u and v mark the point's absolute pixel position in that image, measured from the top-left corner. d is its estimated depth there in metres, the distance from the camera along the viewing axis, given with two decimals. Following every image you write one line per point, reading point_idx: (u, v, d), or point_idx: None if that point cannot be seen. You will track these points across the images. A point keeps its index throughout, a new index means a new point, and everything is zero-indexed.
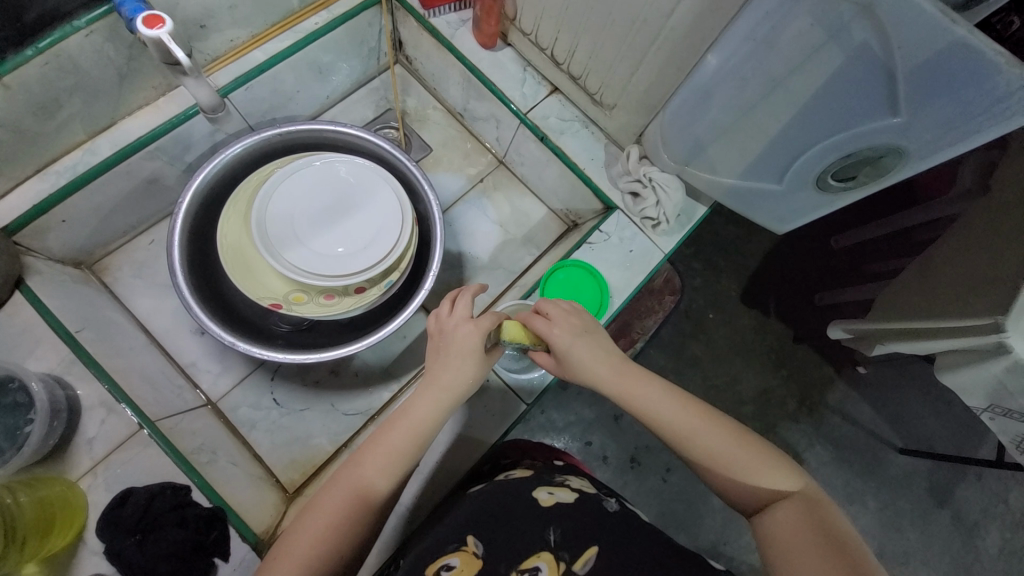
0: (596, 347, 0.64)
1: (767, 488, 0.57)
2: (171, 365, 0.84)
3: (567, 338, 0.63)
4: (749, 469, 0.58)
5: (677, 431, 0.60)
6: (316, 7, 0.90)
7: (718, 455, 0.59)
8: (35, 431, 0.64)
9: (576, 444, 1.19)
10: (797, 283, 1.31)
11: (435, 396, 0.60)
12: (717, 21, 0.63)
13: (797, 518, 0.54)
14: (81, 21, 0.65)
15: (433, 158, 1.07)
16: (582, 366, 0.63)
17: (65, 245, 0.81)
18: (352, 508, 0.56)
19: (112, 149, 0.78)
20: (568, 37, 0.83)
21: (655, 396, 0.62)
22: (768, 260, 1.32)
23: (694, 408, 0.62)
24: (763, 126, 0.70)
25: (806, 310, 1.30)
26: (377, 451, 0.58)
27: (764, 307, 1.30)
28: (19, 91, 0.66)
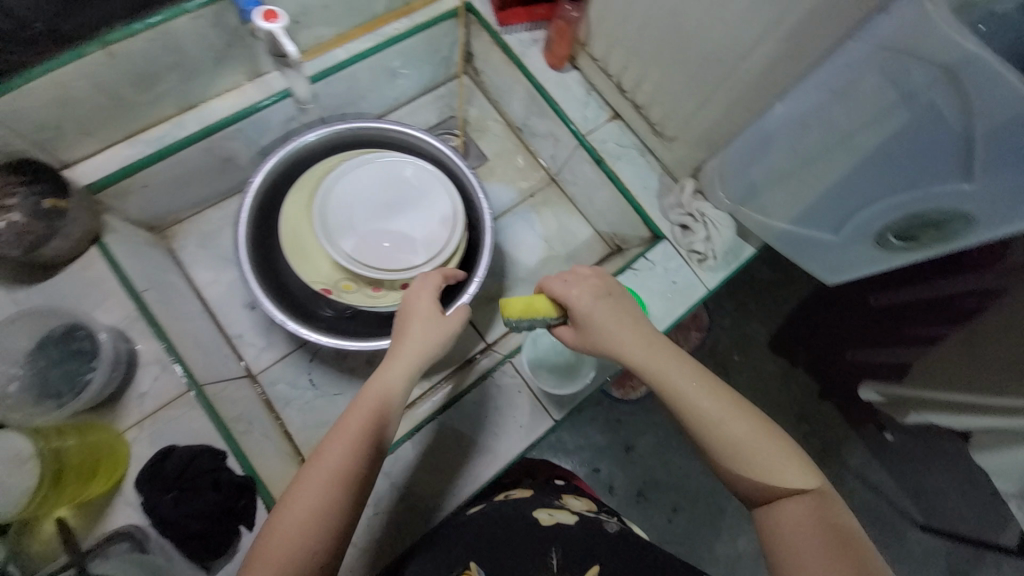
0: (618, 310, 0.64)
1: (785, 484, 0.53)
2: (219, 335, 0.87)
3: (587, 300, 0.64)
4: (763, 457, 0.54)
5: (691, 408, 0.57)
6: (398, 13, 0.93)
7: (730, 439, 0.55)
8: (96, 378, 0.68)
9: (585, 469, 1.18)
10: (828, 337, 1.28)
11: (399, 367, 0.62)
12: (793, 68, 0.64)
13: (813, 519, 0.51)
14: (190, 5, 0.69)
15: (488, 167, 1.09)
16: (599, 326, 0.63)
17: (143, 210, 0.86)
18: (348, 476, 0.53)
19: (198, 127, 0.82)
20: (636, 67, 0.85)
21: (673, 365, 0.60)
22: (803, 308, 1.29)
23: (712, 385, 0.59)
24: (821, 176, 0.70)
25: (834, 365, 1.27)
26: (352, 421, 0.56)
27: (794, 356, 1.28)
28: (123, 61, 0.70)
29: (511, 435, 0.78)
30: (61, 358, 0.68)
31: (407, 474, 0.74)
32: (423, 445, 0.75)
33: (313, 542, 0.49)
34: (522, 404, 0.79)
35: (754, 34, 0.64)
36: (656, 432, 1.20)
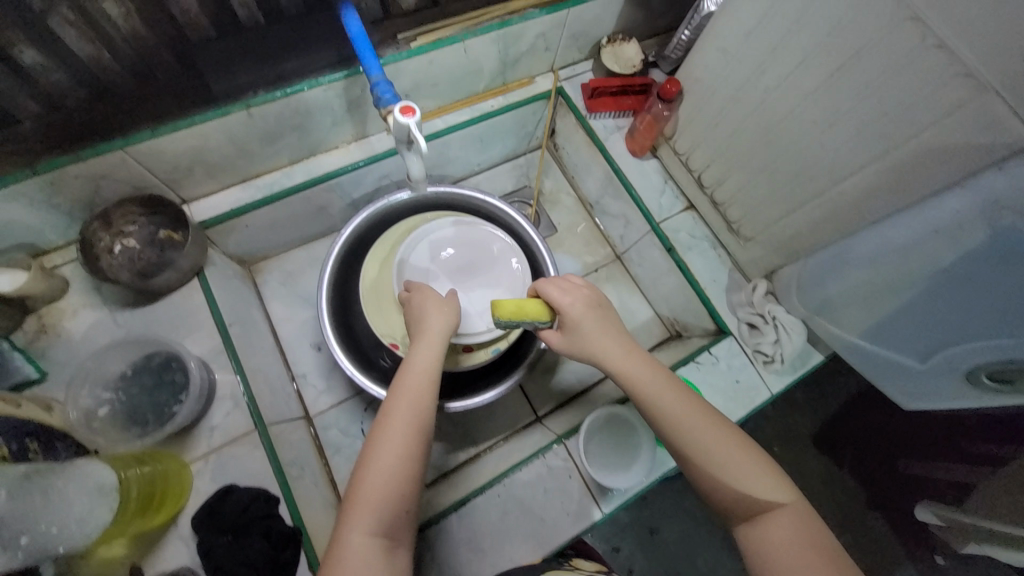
0: (607, 320, 0.67)
1: (762, 497, 0.55)
2: (286, 373, 0.91)
3: (579, 307, 0.67)
4: (742, 472, 0.56)
5: (673, 424, 0.59)
6: (495, 91, 1.00)
7: (711, 455, 0.57)
8: (184, 409, 0.71)
9: (603, 545, 1.12)
10: (879, 442, 1.21)
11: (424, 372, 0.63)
12: (890, 200, 0.64)
13: (792, 531, 0.53)
14: (325, 79, 0.77)
15: (557, 238, 1.14)
16: (588, 334, 0.66)
17: (239, 246, 0.93)
18: (413, 458, 0.57)
19: (304, 177, 0.90)
20: (719, 168, 0.88)
21: (650, 377, 0.62)
22: (850, 408, 1.24)
23: (687, 399, 0.61)
24: (903, 302, 0.70)
25: (886, 476, 1.19)
26: (397, 414, 0.59)
27: (839, 460, 1.21)
28: (258, 120, 0.77)
29: (557, 520, 0.76)
30: (154, 384, 0.74)
31: (448, 546, 0.73)
32: (469, 519, 0.74)
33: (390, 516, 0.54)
34: (571, 490, 0.78)
35: (855, 162, 0.66)
36: (684, 518, 1.15)
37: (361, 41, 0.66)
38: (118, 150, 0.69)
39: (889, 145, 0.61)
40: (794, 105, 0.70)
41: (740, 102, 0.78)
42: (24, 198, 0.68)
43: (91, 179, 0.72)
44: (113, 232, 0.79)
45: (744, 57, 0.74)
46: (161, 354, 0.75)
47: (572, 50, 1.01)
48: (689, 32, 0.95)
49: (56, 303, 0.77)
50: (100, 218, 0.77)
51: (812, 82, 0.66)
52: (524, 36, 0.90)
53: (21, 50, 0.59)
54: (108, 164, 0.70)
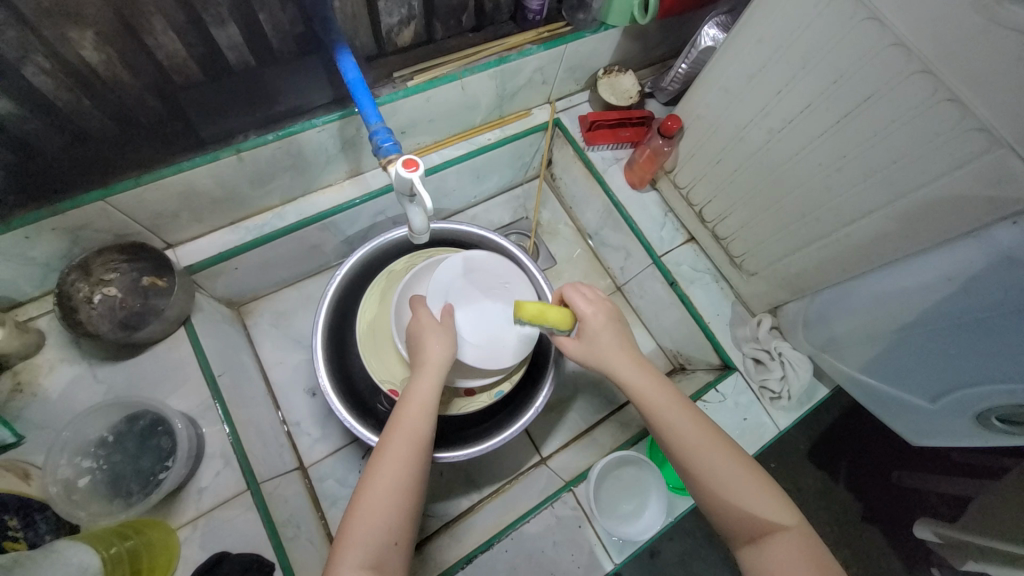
0: (624, 334, 0.65)
1: (763, 518, 0.53)
2: (279, 421, 0.87)
3: (599, 318, 0.65)
4: (747, 494, 0.54)
5: (684, 443, 0.58)
6: (491, 124, 0.99)
7: (716, 476, 0.55)
8: (171, 475, 0.66)
9: None
10: (873, 455, 1.21)
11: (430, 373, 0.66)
12: (903, 245, 0.64)
13: (796, 555, 0.51)
14: (318, 121, 0.74)
15: (556, 270, 1.12)
16: (603, 348, 0.64)
17: (227, 289, 0.89)
18: (421, 449, 0.59)
19: (297, 218, 0.87)
20: (722, 203, 0.87)
21: (659, 395, 0.61)
22: (843, 424, 1.24)
23: (697, 418, 0.60)
24: (914, 342, 0.69)
25: (882, 489, 1.19)
26: (410, 410, 0.62)
27: (835, 474, 1.20)
28: (249, 163, 0.74)
29: (568, 575, 0.72)
30: (139, 446, 0.69)
31: None
32: None
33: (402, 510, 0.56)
34: (582, 541, 0.75)
35: (865, 206, 0.66)
36: (684, 547, 1.12)
37: (359, 87, 0.65)
38: (99, 200, 0.65)
39: (900, 192, 0.61)
40: (801, 148, 0.70)
41: (744, 141, 0.78)
42: None
43: (70, 230, 0.67)
44: (94, 281, 0.75)
45: (747, 99, 0.74)
46: (147, 414, 0.70)
47: (569, 82, 1.01)
48: (687, 64, 0.96)
49: (30, 359, 0.72)
50: (79, 267, 0.72)
51: (820, 126, 0.66)
52: (522, 71, 0.89)
53: None
54: (88, 215, 0.66)
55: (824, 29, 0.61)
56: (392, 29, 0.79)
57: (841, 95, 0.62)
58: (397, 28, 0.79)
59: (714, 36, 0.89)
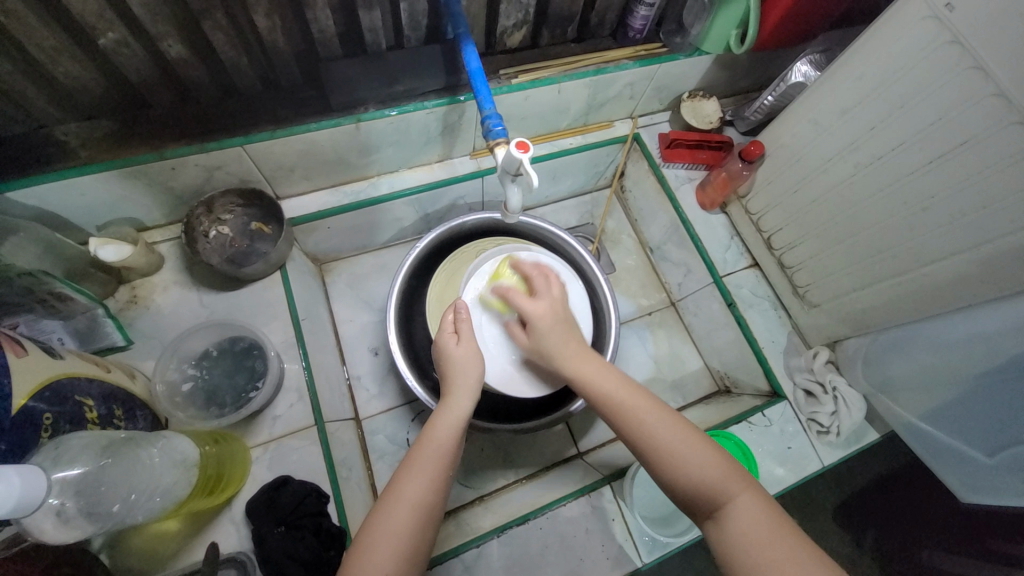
0: (568, 330, 0.69)
1: (712, 486, 0.52)
2: (343, 372, 0.95)
3: (545, 316, 0.69)
4: (697, 463, 0.54)
5: (633, 424, 0.58)
6: (575, 130, 1.05)
7: (669, 450, 0.55)
8: (260, 397, 0.75)
9: None
10: (901, 528, 1.15)
11: (461, 382, 0.65)
12: (982, 290, 0.65)
13: (751, 523, 0.50)
14: (430, 104, 0.81)
15: (615, 277, 1.16)
16: (547, 337, 0.68)
17: (316, 245, 0.98)
18: (447, 460, 0.58)
19: (389, 189, 0.95)
20: (793, 232, 0.90)
21: (601, 376, 0.63)
22: (879, 485, 1.20)
23: (638, 396, 0.60)
24: (977, 391, 0.70)
25: (908, 566, 1.12)
26: (440, 423, 0.60)
27: (859, 538, 1.17)
28: (363, 133, 0.82)
29: (596, 563, 0.74)
30: (232, 368, 0.78)
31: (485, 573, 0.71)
32: (508, 547, 0.73)
33: (426, 521, 0.54)
34: (613, 533, 0.77)
35: (946, 248, 0.67)
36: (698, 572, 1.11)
37: (478, 76, 0.72)
38: (238, 146, 0.74)
39: (986, 237, 0.62)
40: (887, 184, 0.72)
41: (828, 173, 0.80)
42: (145, 178, 0.74)
43: (207, 169, 0.77)
44: (213, 218, 0.84)
45: (837, 132, 0.77)
46: (244, 341, 0.79)
47: (654, 101, 1.05)
48: (774, 96, 0.97)
49: (148, 277, 0.83)
50: (204, 205, 0.82)
51: (910, 165, 0.68)
52: (614, 83, 0.94)
53: (169, 43, 0.65)
54: (225, 157, 0.76)
55: (927, 73, 0.63)
56: (505, 31, 0.86)
57: (937, 137, 0.64)
58: (510, 31, 0.87)
59: (805, 73, 0.91)
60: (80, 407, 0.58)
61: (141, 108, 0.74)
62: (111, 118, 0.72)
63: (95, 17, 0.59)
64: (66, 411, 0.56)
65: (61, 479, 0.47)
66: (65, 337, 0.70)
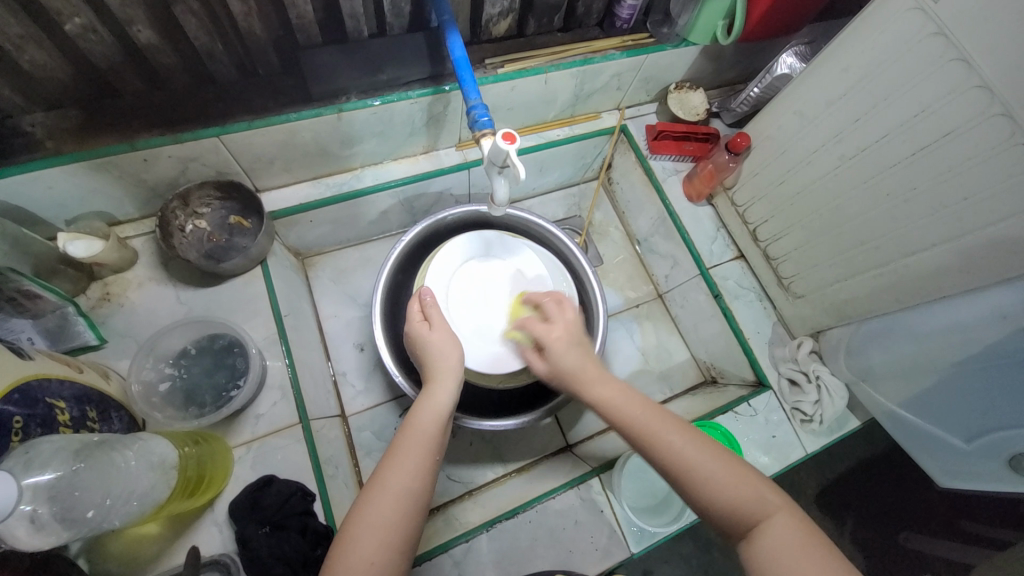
0: (585, 351, 0.67)
1: (749, 508, 0.52)
2: (328, 369, 0.93)
3: (561, 338, 0.68)
4: (729, 481, 0.53)
5: (662, 444, 0.57)
6: (562, 121, 1.04)
7: (698, 470, 0.55)
8: (241, 395, 0.73)
9: None
10: (883, 512, 1.20)
11: (446, 371, 0.64)
12: (962, 280, 0.66)
13: (787, 540, 0.49)
14: (414, 93, 0.79)
15: (602, 270, 1.16)
16: (563, 357, 0.66)
17: (298, 239, 0.96)
18: (433, 450, 0.57)
19: (373, 182, 0.93)
20: (778, 224, 0.90)
21: (628, 399, 0.61)
22: (861, 471, 1.22)
23: (667, 417, 0.60)
24: (952, 378, 0.72)
25: (888, 548, 1.18)
26: (424, 410, 0.60)
27: (842, 523, 1.19)
28: (345, 123, 0.80)
29: (585, 555, 0.74)
30: (212, 366, 0.76)
31: (475, 568, 0.71)
32: (498, 541, 0.73)
33: (413, 511, 0.53)
34: (602, 525, 0.77)
35: (928, 239, 0.68)
36: (682, 562, 1.13)
37: (464, 65, 0.70)
38: (214, 136, 0.72)
39: (967, 229, 0.63)
40: (871, 175, 0.72)
41: (812, 166, 0.81)
42: (116, 170, 0.71)
43: (182, 160, 0.74)
44: (189, 211, 0.81)
45: (823, 123, 0.77)
46: (224, 338, 0.77)
47: (641, 92, 1.05)
48: (760, 88, 0.97)
49: (122, 273, 0.80)
50: (180, 198, 0.79)
51: (894, 156, 0.69)
52: (602, 74, 0.93)
53: (138, 28, 0.62)
54: (201, 148, 0.73)
55: (912, 63, 0.64)
56: (491, 19, 0.84)
57: (920, 129, 0.65)
58: (495, 19, 0.85)
59: (791, 64, 0.91)
60: (52, 409, 0.56)
61: (110, 97, 0.70)
62: (79, 107, 0.69)
63: (59, 1, 0.56)
64: (36, 413, 0.54)
65: (32, 484, 0.45)
66: (35, 337, 0.67)
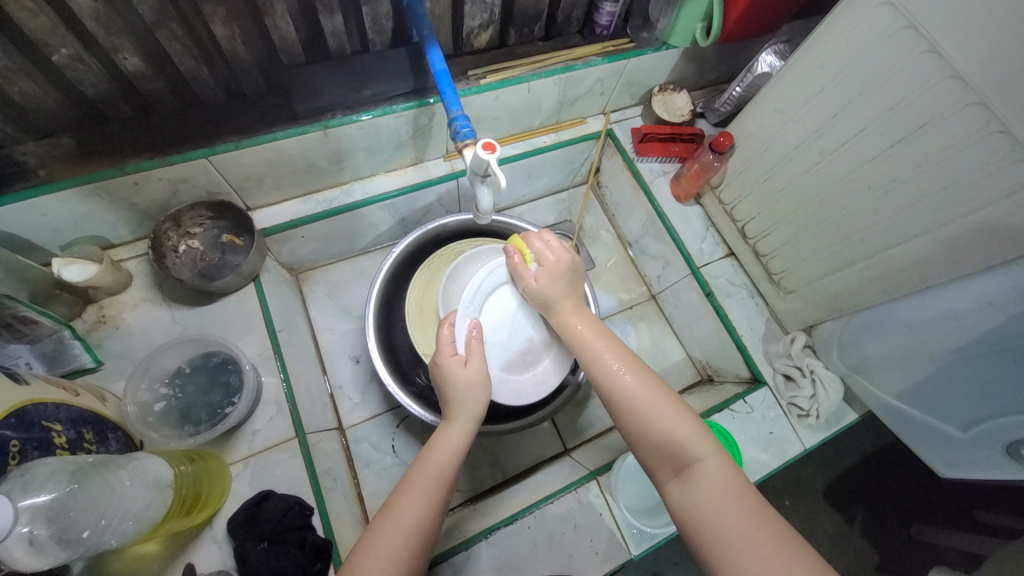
0: (575, 283, 0.71)
1: (685, 446, 0.54)
2: (324, 382, 0.94)
3: (561, 256, 0.71)
4: (663, 420, 0.55)
5: (609, 380, 0.60)
6: (548, 128, 1.05)
7: (638, 407, 0.57)
8: (236, 412, 0.73)
9: None
10: (892, 506, 1.18)
11: (467, 407, 0.65)
12: (948, 269, 0.66)
13: (717, 481, 0.51)
14: (398, 107, 0.81)
15: (595, 273, 1.17)
16: (558, 280, 0.70)
17: (291, 254, 0.97)
18: (444, 490, 0.58)
19: (362, 195, 0.94)
20: (765, 220, 0.91)
21: (588, 332, 0.66)
22: (865, 464, 1.21)
23: (618, 350, 0.64)
24: (942, 367, 0.71)
25: (900, 541, 1.16)
26: (438, 451, 0.60)
27: (850, 517, 1.18)
28: (332, 139, 0.81)
29: (586, 559, 0.74)
30: (208, 384, 0.76)
31: None
32: (497, 548, 0.73)
33: (420, 549, 0.53)
34: (601, 528, 0.77)
35: (910, 230, 0.69)
36: (688, 564, 1.12)
37: (444, 78, 0.71)
38: (203, 157, 0.73)
39: (949, 218, 0.64)
40: (852, 169, 0.73)
41: (795, 161, 0.82)
42: (107, 194, 0.72)
43: (172, 182, 0.75)
44: (181, 232, 0.83)
45: (803, 120, 0.78)
46: (220, 356, 0.78)
47: (625, 96, 1.06)
48: (741, 88, 1.00)
49: (117, 295, 0.81)
50: (172, 219, 0.80)
51: (873, 149, 0.69)
52: (584, 80, 0.94)
53: (124, 56, 0.63)
54: (190, 170, 0.74)
55: (886, 57, 0.64)
56: (472, 31, 0.86)
57: (897, 121, 0.65)
58: (476, 31, 0.86)
59: (771, 63, 0.94)
60: (48, 432, 0.57)
61: (99, 124, 0.72)
62: (71, 135, 0.71)
63: (47, 33, 0.57)
64: (33, 437, 0.55)
65: (30, 506, 0.45)
66: (34, 361, 0.68)
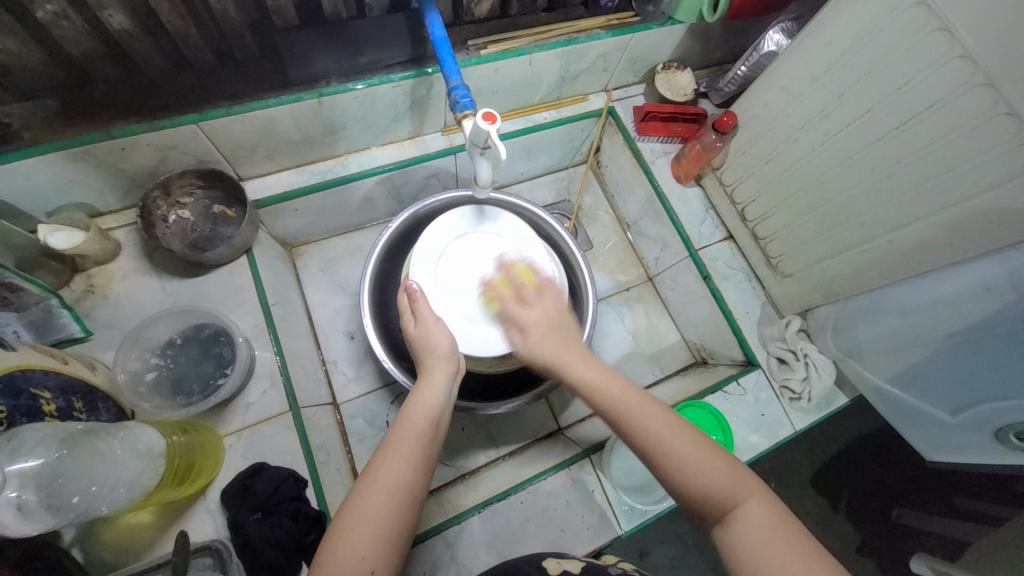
0: (566, 337, 0.66)
1: (714, 491, 0.52)
2: (318, 358, 0.93)
3: (542, 323, 0.67)
4: (700, 467, 0.53)
5: (636, 429, 0.57)
6: (549, 104, 1.03)
7: (675, 455, 0.54)
8: (229, 384, 0.73)
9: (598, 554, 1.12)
10: (874, 490, 1.21)
11: (443, 365, 0.64)
12: (946, 254, 0.66)
13: (755, 522, 0.50)
14: (395, 77, 0.78)
15: (593, 254, 1.16)
16: (544, 340, 0.65)
17: (285, 228, 0.95)
18: (425, 446, 0.57)
19: (357, 168, 0.92)
20: (765, 203, 0.90)
21: (602, 380, 0.61)
22: (851, 449, 1.24)
23: (640, 397, 0.60)
24: (937, 354, 0.71)
25: (880, 524, 1.19)
26: (417, 407, 0.59)
27: (834, 500, 1.21)
28: (326, 108, 0.78)
29: (576, 534, 0.75)
30: (201, 356, 0.75)
31: (468, 548, 0.72)
32: (489, 522, 0.74)
33: (408, 506, 0.53)
34: (593, 504, 0.78)
35: (911, 214, 0.68)
36: (675, 543, 1.14)
37: (443, 45, 0.69)
38: (192, 123, 0.70)
39: (952, 200, 0.63)
40: (856, 150, 0.72)
41: (799, 142, 0.81)
42: (94, 159, 0.70)
43: (161, 149, 0.73)
44: (171, 201, 0.80)
45: (809, 100, 0.77)
46: (212, 328, 0.77)
47: (628, 73, 1.04)
48: (747, 67, 0.97)
49: (105, 265, 0.79)
50: (161, 188, 0.78)
51: (879, 130, 0.68)
52: (587, 54, 0.92)
53: (109, 13, 0.60)
54: (180, 136, 0.72)
55: (897, 34, 0.63)
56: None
57: (905, 101, 0.64)
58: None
59: (778, 41, 0.90)
60: (37, 399, 0.56)
61: (84, 86, 0.69)
62: (55, 96, 0.68)
63: None
64: (21, 404, 0.55)
65: (18, 471, 0.45)
66: (21, 330, 0.67)
